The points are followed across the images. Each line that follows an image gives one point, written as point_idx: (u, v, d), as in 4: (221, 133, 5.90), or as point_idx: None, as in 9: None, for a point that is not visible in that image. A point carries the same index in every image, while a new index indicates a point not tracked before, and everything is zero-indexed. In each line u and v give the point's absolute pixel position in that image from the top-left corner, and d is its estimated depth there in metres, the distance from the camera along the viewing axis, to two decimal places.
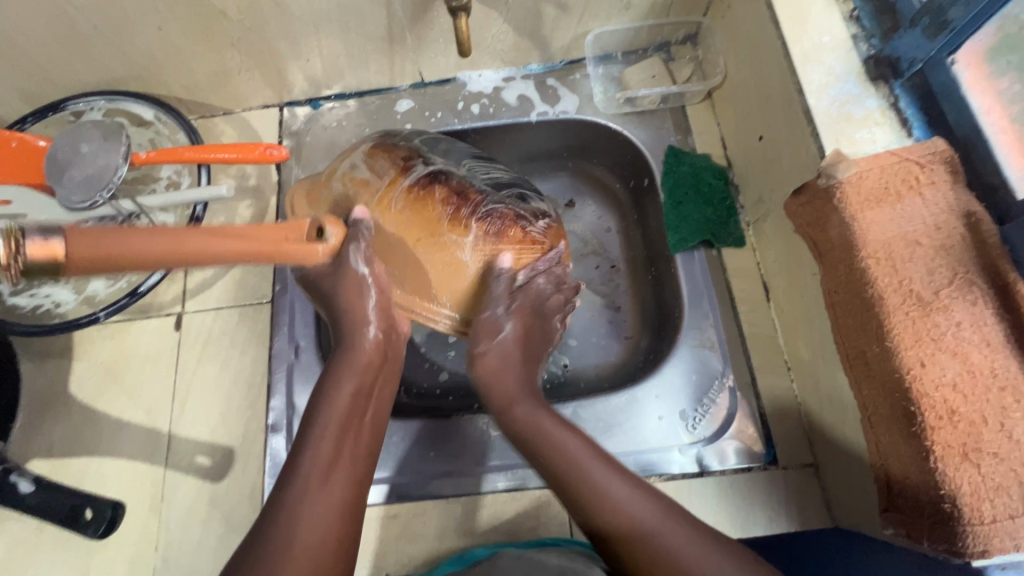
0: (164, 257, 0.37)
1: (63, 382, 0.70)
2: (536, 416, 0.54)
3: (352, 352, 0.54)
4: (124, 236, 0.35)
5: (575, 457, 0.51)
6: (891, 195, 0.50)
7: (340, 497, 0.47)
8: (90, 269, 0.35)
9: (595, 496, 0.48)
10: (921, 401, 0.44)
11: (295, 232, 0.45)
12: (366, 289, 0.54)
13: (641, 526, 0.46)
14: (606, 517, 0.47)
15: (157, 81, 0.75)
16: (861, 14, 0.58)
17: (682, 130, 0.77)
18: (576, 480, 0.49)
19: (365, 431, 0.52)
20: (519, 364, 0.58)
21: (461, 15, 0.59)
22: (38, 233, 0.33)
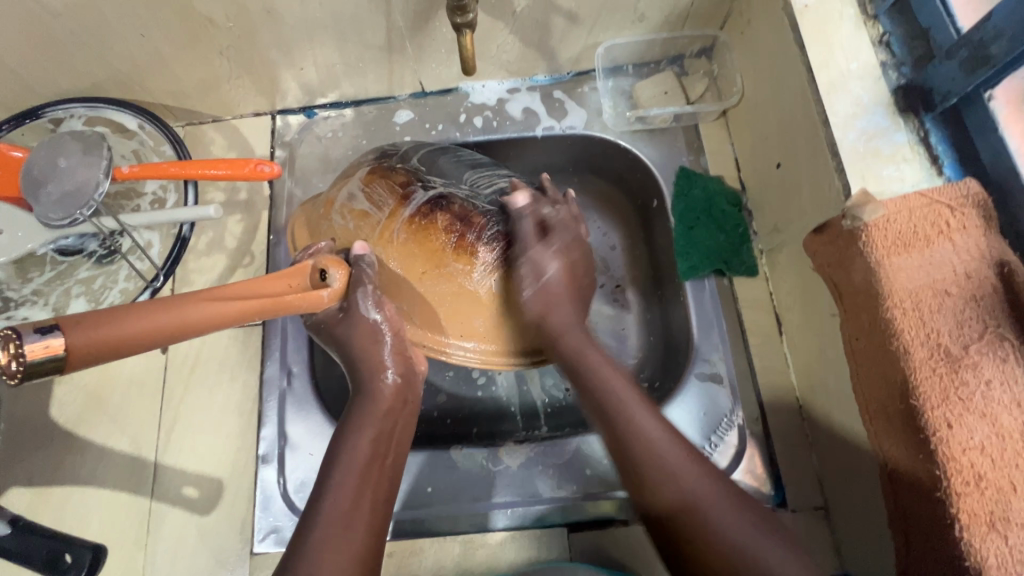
0: (161, 331, 0.39)
1: (44, 406, 0.67)
2: (616, 379, 0.53)
3: (371, 401, 0.51)
4: (117, 316, 0.38)
5: (644, 428, 0.49)
6: (919, 239, 0.47)
7: (359, 548, 0.44)
8: (92, 357, 0.37)
9: (663, 465, 0.47)
10: (947, 464, 0.43)
11: (295, 280, 0.48)
12: (380, 333, 0.52)
13: (703, 506, 0.45)
14: (663, 489, 0.46)
15: (141, 88, 0.70)
16: (891, 39, 0.54)
17: (694, 150, 0.74)
18: (639, 443, 0.48)
19: (387, 478, 0.49)
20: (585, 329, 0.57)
21: (466, 32, 0.55)
22: (35, 334, 0.35)
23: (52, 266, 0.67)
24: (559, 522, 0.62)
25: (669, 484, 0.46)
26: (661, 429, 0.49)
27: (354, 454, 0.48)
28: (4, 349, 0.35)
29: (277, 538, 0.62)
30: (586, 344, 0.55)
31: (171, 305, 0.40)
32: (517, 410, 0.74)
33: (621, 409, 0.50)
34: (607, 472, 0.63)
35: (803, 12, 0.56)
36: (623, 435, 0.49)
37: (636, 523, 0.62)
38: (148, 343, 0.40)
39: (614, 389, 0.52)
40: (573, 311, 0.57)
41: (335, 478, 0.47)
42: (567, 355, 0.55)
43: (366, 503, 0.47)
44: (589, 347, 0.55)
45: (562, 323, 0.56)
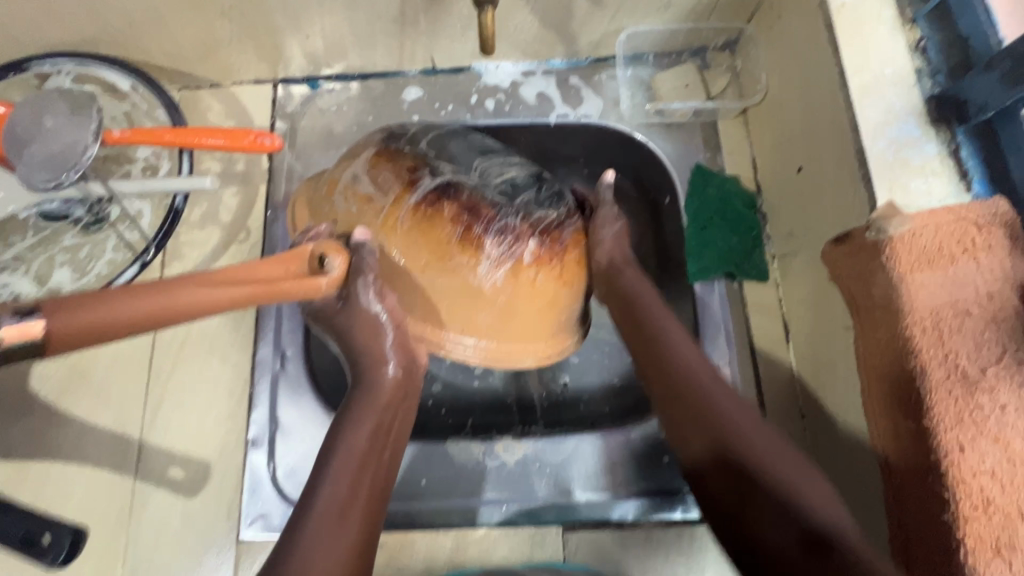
0: (152, 317, 0.38)
1: (23, 377, 0.64)
2: (670, 326, 0.55)
3: (372, 393, 0.50)
4: (100, 300, 0.36)
5: (688, 360, 0.52)
6: (944, 256, 0.46)
7: (351, 541, 0.43)
8: (73, 344, 0.36)
9: (711, 396, 0.49)
10: (956, 488, 0.42)
11: (292, 265, 0.45)
12: (381, 325, 0.51)
13: (732, 426, 0.47)
14: (701, 410, 0.48)
15: (135, 46, 0.66)
16: (928, 45, 0.52)
17: (711, 147, 0.72)
18: (680, 373, 0.51)
19: (384, 471, 0.48)
20: (649, 288, 0.58)
21: (489, 8, 0.52)
22: (12, 316, 0.34)
23: (35, 232, 0.64)
24: (554, 521, 0.61)
25: (711, 411, 0.48)
26: (705, 366, 0.51)
27: (353, 443, 0.47)
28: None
29: (265, 524, 0.60)
30: (644, 294, 0.57)
31: (161, 287, 0.38)
32: (513, 402, 0.73)
33: (666, 345, 0.53)
34: (603, 474, 0.62)
35: (840, 11, 0.54)
36: (667, 362, 0.52)
37: (631, 526, 0.61)
38: (138, 330, 0.38)
39: (666, 332, 0.54)
40: (638, 273, 0.59)
41: (331, 466, 0.45)
42: (624, 301, 0.57)
43: (362, 494, 0.45)
44: (645, 289, 0.58)
45: (625, 272, 0.58)
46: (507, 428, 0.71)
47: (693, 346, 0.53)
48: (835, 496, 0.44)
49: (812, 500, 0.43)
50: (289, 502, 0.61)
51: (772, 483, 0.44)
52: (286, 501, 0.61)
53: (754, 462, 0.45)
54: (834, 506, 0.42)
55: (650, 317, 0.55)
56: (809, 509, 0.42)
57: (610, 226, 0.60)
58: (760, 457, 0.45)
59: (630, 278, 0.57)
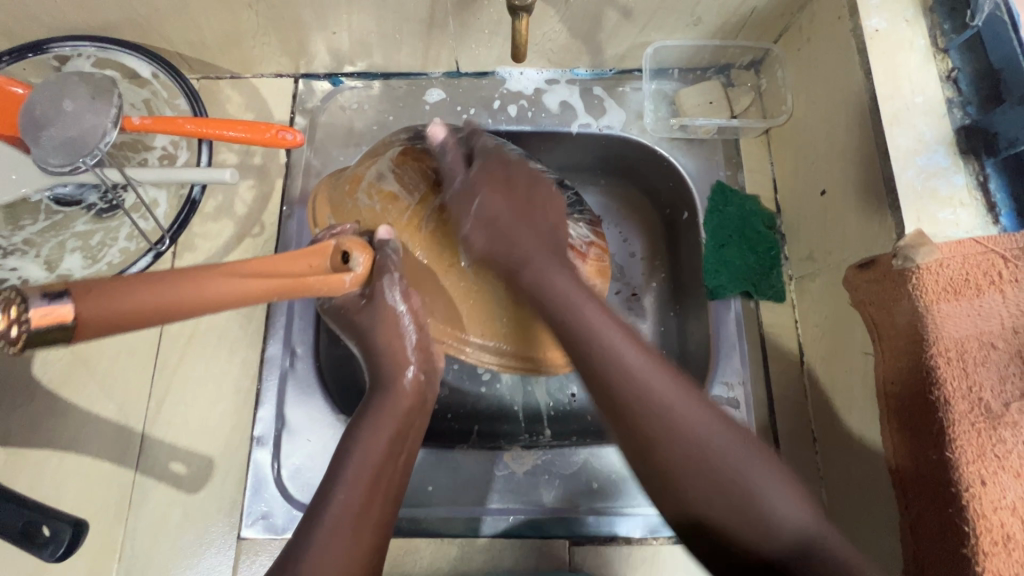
0: (178, 306, 0.36)
1: (27, 363, 0.63)
2: (622, 340, 0.44)
3: (392, 396, 0.49)
4: (134, 285, 0.34)
5: (637, 372, 0.43)
6: (970, 287, 0.45)
7: (364, 550, 0.42)
8: (104, 331, 0.34)
9: (670, 434, 0.42)
10: (977, 522, 0.42)
11: (317, 261, 0.45)
12: (404, 325, 0.50)
13: (707, 454, 0.42)
14: (660, 436, 0.42)
15: (159, 34, 0.66)
16: (960, 76, 0.52)
17: (732, 165, 0.72)
18: (629, 397, 0.43)
19: (398, 481, 0.47)
20: (567, 268, 0.48)
21: (522, 16, 0.51)
22: (42, 299, 0.31)
23: (47, 215, 0.63)
24: (562, 535, 0.60)
25: (671, 445, 0.42)
26: (656, 373, 0.43)
27: (369, 448, 0.45)
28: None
29: (266, 525, 0.59)
30: (581, 302, 0.45)
31: (188, 277, 0.36)
32: (520, 411, 0.72)
33: (609, 352, 0.44)
34: (614, 488, 0.61)
35: (873, 37, 0.54)
36: (628, 395, 0.43)
37: (638, 542, 0.60)
38: (160, 319, 0.36)
39: (615, 349, 0.44)
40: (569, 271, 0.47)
41: (346, 472, 0.44)
42: (553, 302, 0.46)
43: (377, 505, 0.44)
44: (548, 269, 0.47)
45: (511, 245, 0.48)
46: (514, 437, 0.71)
47: (654, 358, 0.44)
48: (801, 488, 0.42)
49: (780, 504, 0.41)
50: (292, 503, 0.60)
51: (744, 507, 0.41)
52: (290, 502, 0.60)
53: (723, 485, 0.41)
54: (801, 505, 0.41)
55: (593, 343, 0.44)
56: (779, 516, 0.41)
57: (502, 195, 0.49)
58: (733, 486, 0.41)
59: (535, 271, 0.46)
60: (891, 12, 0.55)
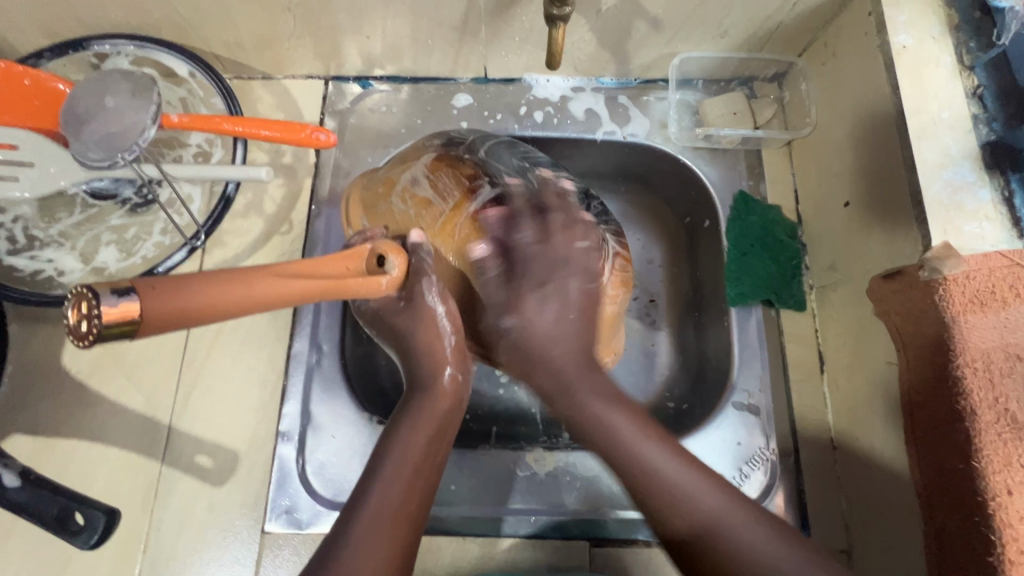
0: (233, 305, 0.37)
1: (57, 353, 0.64)
2: (655, 451, 0.45)
3: (431, 397, 0.50)
4: (194, 286, 0.35)
5: (684, 489, 0.44)
6: (997, 300, 0.46)
7: (403, 544, 0.43)
8: (162, 327, 0.34)
9: (736, 566, 0.41)
10: (1003, 531, 0.42)
11: (354, 264, 0.46)
12: (442, 328, 0.51)
13: (770, 573, 0.40)
14: (716, 557, 0.42)
15: (196, 34, 0.67)
16: (985, 93, 0.53)
17: (755, 175, 0.73)
18: (682, 525, 0.43)
19: (434, 477, 0.47)
20: (601, 388, 0.48)
21: (559, 25, 0.52)
22: (112, 295, 0.32)
23: (82, 209, 0.64)
24: (581, 535, 0.61)
25: (734, 563, 0.41)
26: (681, 470, 0.44)
27: (408, 444, 0.47)
28: (74, 309, 0.33)
29: (290, 519, 0.60)
30: (615, 423, 0.46)
31: (240, 278, 0.37)
32: (538, 414, 0.73)
33: (656, 478, 0.44)
34: None
35: (900, 53, 0.55)
36: (670, 512, 0.43)
37: (660, 546, 0.61)
38: (216, 318, 0.37)
39: (636, 449, 0.45)
40: (591, 378, 0.48)
41: (385, 468, 0.45)
42: (591, 430, 0.47)
43: (414, 501, 0.45)
44: (577, 378, 0.48)
45: (556, 373, 0.48)
46: (533, 439, 0.71)
47: (692, 467, 0.45)
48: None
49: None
50: (317, 498, 0.60)
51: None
52: (315, 497, 0.60)
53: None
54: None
55: (633, 464, 0.45)
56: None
57: (535, 305, 0.49)
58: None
59: (570, 401, 0.48)
60: (918, 28, 0.56)
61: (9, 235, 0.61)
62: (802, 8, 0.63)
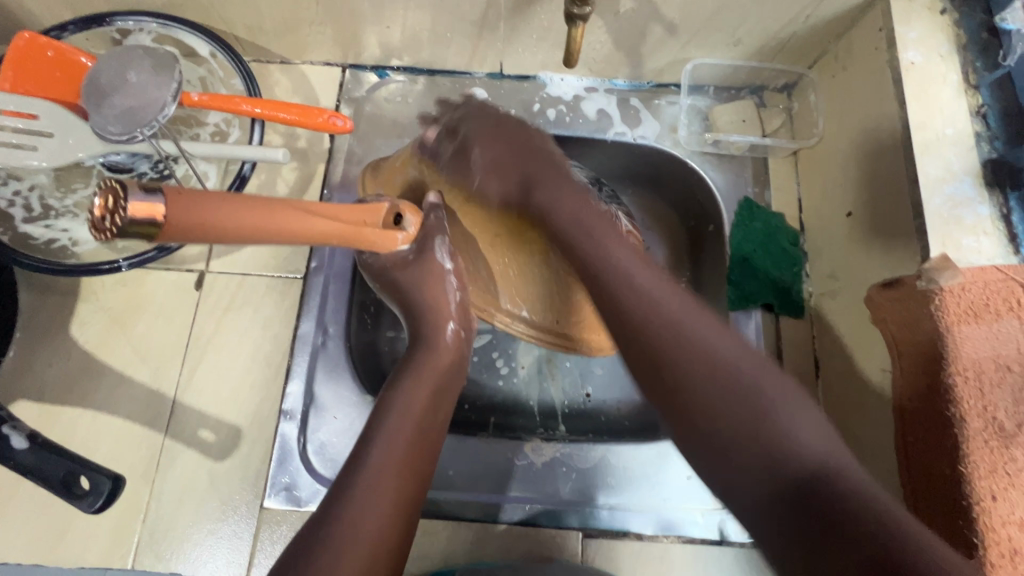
0: (251, 230, 0.37)
1: (65, 323, 0.65)
2: (653, 282, 0.46)
3: (431, 353, 0.52)
4: (219, 201, 0.35)
5: (675, 315, 0.45)
6: (989, 312, 0.47)
7: (409, 495, 0.46)
8: (182, 236, 0.34)
9: (705, 372, 0.43)
10: (986, 534, 0.44)
11: (371, 217, 0.47)
12: (448, 284, 0.55)
13: (729, 362, 0.43)
14: (681, 348, 0.44)
15: (219, 15, 0.68)
16: (988, 112, 0.55)
17: (760, 183, 0.74)
18: (661, 334, 0.44)
19: (433, 435, 0.50)
20: (604, 221, 0.49)
21: (579, 24, 0.53)
22: (140, 193, 0.32)
23: (98, 181, 0.65)
24: (575, 526, 0.62)
25: (691, 364, 0.43)
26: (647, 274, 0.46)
27: (407, 407, 0.48)
28: (101, 200, 0.33)
29: (289, 496, 0.61)
30: (614, 247, 0.47)
31: (264, 202, 0.38)
32: (535, 406, 0.74)
33: (648, 313, 0.45)
34: (629, 485, 0.63)
35: (909, 69, 0.57)
36: (629, 303, 0.46)
37: (649, 539, 0.62)
38: (232, 238, 0.37)
39: (608, 262, 0.47)
40: (568, 187, 0.50)
41: (381, 434, 0.47)
42: (564, 223, 0.48)
43: (416, 458, 0.47)
44: (560, 192, 0.49)
45: (523, 189, 0.50)
46: (528, 431, 0.72)
47: (693, 307, 0.45)
48: (826, 419, 0.42)
49: (803, 433, 0.40)
50: (316, 476, 0.61)
51: (769, 443, 0.41)
52: (314, 475, 0.61)
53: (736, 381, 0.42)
54: (822, 432, 0.40)
55: (623, 285, 0.46)
56: (800, 442, 0.40)
57: (502, 147, 0.51)
58: (762, 426, 0.41)
59: (547, 194, 0.49)
60: (927, 46, 0.57)
61: (25, 204, 0.62)
62: (816, 21, 0.64)
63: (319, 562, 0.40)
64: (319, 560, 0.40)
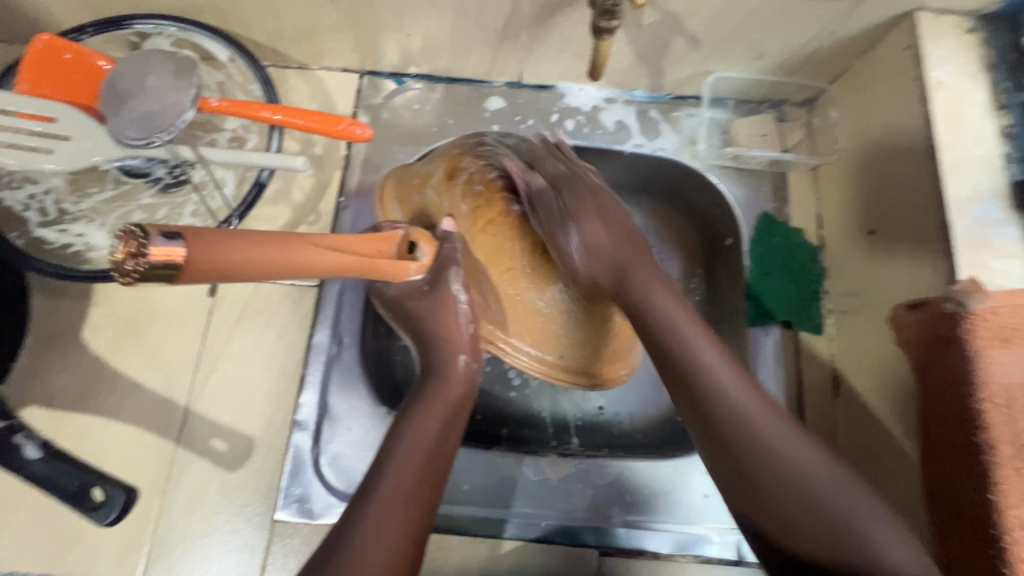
0: (268, 267, 0.37)
1: (77, 328, 0.64)
2: (731, 376, 0.47)
3: (446, 379, 0.52)
4: (233, 241, 0.35)
5: (751, 415, 0.45)
6: (1020, 337, 0.47)
7: (419, 520, 0.44)
8: (199, 277, 0.34)
9: (800, 488, 0.42)
10: (1017, 566, 0.43)
11: (386, 247, 0.47)
12: (461, 316, 0.53)
13: (795, 467, 0.43)
14: (731, 430, 0.45)
15: (238, 20, 0.67)
16: (1016, 133, 0.54)
17: (779, 198, 0.74)
18: (738, 436, 0.45)
19: (447, 456, 0.49)
20: (665, 284, 0.52)
21: (605, 38, 0.52)
22: (160, 238, 0.32)
23: (114, 185, 0.64)
24: (592, 545, 0.61)
25: (739, 432, 0.45)
26: (733, 377, 0.47)
27: (424, 426, 0.48)
28: (122, 244, 0.32)
29: (301, 508, 0.60)
30: (681, 322, 0.49)
31: (280, 239, 0.37)
32: (549, 420, 0.73)
33: (721, 394, 0.46)
34: (646, 504, 0.62)
35: (936, 88, 0.56)
36: (695, 383, 0.47)
37: (666, 557, 0.62)
38: (247, 277, 0.37)
39: (676, 330, 0.49)
40: (666, 295, 0.51)
41: (398, 454, 0.46)
42: (635, 304, 0.51)
43: (425, 485, 0.46)
44: (656, 289, 0.51)
45: (609, 261, 0.53)
46: (541, 444, 0.71)
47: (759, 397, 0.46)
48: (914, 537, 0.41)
49: (895, 551, 0.39)
50: (330, 489, 0.60)
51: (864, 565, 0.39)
52: (328, 488, 0.60)
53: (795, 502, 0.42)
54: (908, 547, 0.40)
55: (679, 343, 0.48)
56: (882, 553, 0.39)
57: (594, 222, 0.53)
58: (838, 533, 0.40)
59: (640, 287, 0.51)
60: (954, 65, 0.57)
61: (40, 207, 0.62)
62: (840, 37, 0.64)
63: None
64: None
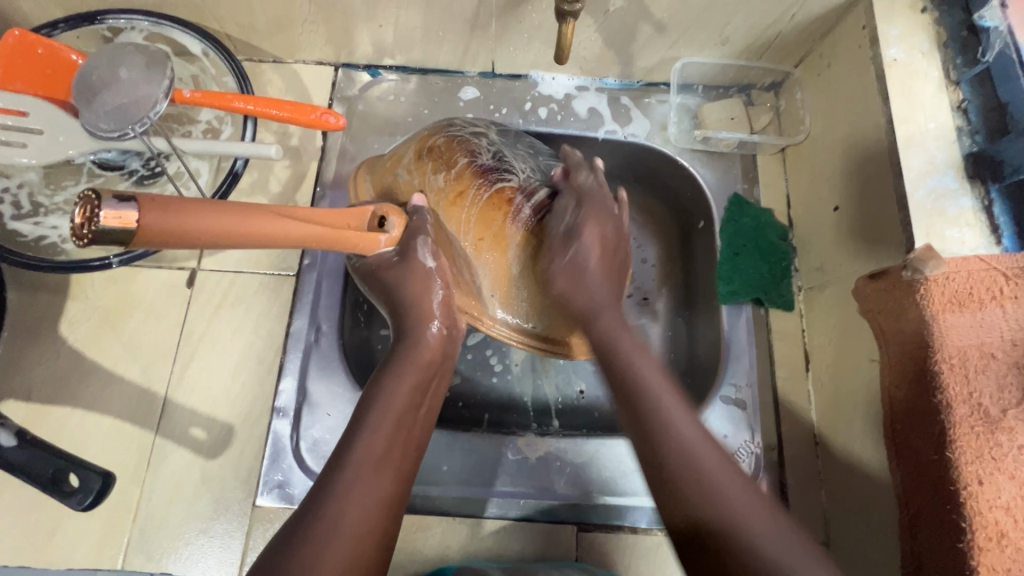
0: (229, 236, 0.38)
1: (53, 322, 0.64)
2: (711, 459, 0.45)
3: (414, 349, 0.52)
4: (192, 209, 0.36)
5: (692, 445, 0.46)
6: (972, 300, 0.48)
7: (387, 493, 0.45)
8: (159, 240, 0.35)
9: (726, 521, 0.42)
10: (974, 519, 0.44)
11: (354, 221, 0.48)
12: (433, 284, 0.53)
13: (731, 506, 0.43)
14: (670, 436, 0.47)
15: (211, 14, 0.68)
16: (969, 107, 0.56)
17: (749, 180, 0.75)
18: (685, 473, 0.45)
19: (417, 430, 0.50)
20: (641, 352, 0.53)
21: (568, 21, 0.54)
22: (113, 201, 0.33)
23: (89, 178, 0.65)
24: (570, 520, 0.62)
25: (679, 459, 0.46)
26: (697, 432, 0.47)
27: (394, 401, 0.48)
28: (80, 211, 0.33)
29: (282, 493, 0.60)
30: (676, 418, 0.48)
31: (243, 210, 0.38)
32: (529, 403, 0.74)
33: (719, 513, 0.43)
34: (621, 478, 0.63)
35: (891, 65, 0.58)
36: (656, 451, 0.47)
37: (645, 531, 0.62)
38: (209, 243, 0.37)
39: (646, 381, 0.50)
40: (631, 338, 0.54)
41: (366, 428, 0.47)
42: (612, 368, 0.52)
43: (397, 451, 0.47)
44: (623, 334, 0.54)
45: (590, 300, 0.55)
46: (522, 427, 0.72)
47: (729, 468, 0.45)
48: None
49: None
50: (309, 473, 0.61)
51: None
52: (308, 474, 0.61)
53: (746, 536, 0.41)
54: None
55: (645, 398, 0.49)
56: None
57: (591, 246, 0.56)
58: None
59: (602, 329, 0.54)
60: (909, 44, 0.58)
61: (14, 200, 0.62)
62: (801, 20, 0.66)
63: (296, 557, 0.39)
64: (295, 556, 0.39)
